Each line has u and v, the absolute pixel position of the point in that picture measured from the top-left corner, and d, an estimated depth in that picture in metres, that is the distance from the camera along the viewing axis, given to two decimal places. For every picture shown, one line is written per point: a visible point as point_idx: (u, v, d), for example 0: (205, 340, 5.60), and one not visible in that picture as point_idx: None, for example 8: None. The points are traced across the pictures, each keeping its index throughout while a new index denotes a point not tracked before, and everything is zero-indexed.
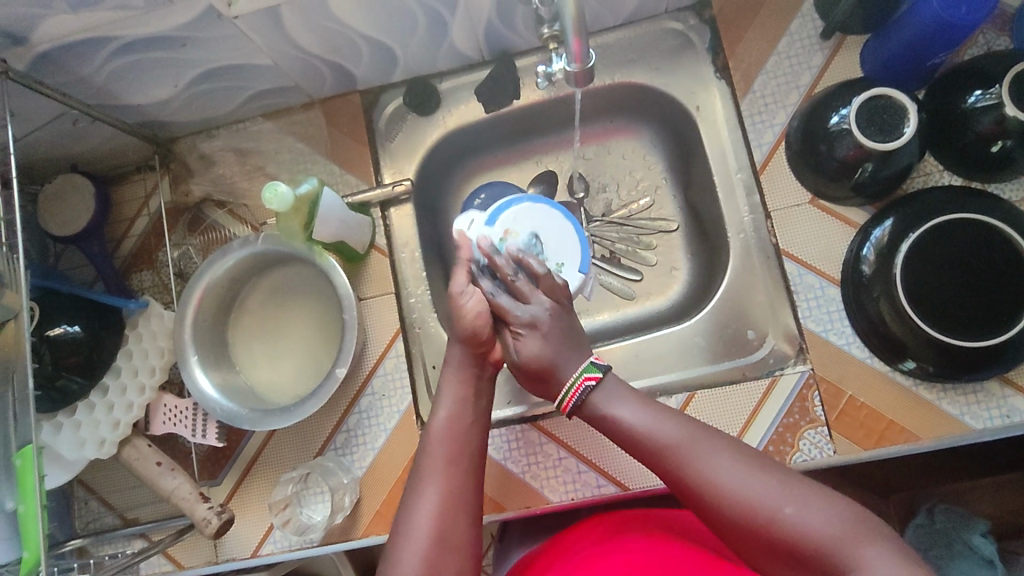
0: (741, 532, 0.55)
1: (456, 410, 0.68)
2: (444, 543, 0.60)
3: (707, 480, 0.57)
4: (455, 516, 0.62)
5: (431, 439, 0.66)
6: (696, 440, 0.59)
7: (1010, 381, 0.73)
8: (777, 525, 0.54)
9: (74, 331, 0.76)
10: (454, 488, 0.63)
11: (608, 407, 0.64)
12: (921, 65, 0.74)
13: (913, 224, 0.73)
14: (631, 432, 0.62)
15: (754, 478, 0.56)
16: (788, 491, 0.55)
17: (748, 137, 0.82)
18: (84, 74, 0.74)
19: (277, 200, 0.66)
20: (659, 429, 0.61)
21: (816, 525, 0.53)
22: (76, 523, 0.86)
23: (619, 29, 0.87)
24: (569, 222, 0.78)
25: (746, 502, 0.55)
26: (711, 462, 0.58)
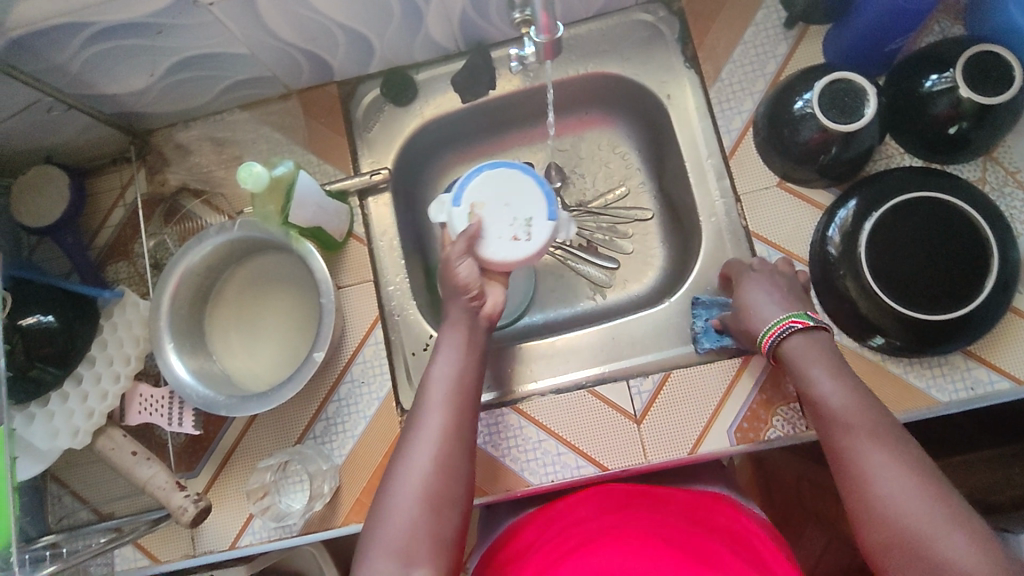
0: (848, 480, 0.61)
1: (455, 356, 0.72)
2: (446, 470, 0.65)
3: (845, 428, 0.62)
4: (450, 455, 0.65)
5: (434, 388, 0.70)
6: (863, 420, 0.62)
7: (973, 353, 0.75)
8: (874, 488, 0.58)
9: (47, 321, 0.75)
10: (454, 423, 0.67)
11: (806, 338, 0.69)
12: (881, 50, 0.77)
13: (877, 203, 0.75)
14: (815, 393, 0.66)
15: (903, 482, 0.57)
16: (906, 465, 0.58)
17: (717, 124, 0.85)
18: (58, 61, 0.73)
19: (252, 179, 0.65)
20: (834, 397, 0.64)
21: (909, 501, 0.56)
22: (49, 518, 0.85)
23: (591, 20, 0.89)
24: (525, 174, 0.74)
25: (863, 458, 0.60)
26: (852, 418, 0.62)
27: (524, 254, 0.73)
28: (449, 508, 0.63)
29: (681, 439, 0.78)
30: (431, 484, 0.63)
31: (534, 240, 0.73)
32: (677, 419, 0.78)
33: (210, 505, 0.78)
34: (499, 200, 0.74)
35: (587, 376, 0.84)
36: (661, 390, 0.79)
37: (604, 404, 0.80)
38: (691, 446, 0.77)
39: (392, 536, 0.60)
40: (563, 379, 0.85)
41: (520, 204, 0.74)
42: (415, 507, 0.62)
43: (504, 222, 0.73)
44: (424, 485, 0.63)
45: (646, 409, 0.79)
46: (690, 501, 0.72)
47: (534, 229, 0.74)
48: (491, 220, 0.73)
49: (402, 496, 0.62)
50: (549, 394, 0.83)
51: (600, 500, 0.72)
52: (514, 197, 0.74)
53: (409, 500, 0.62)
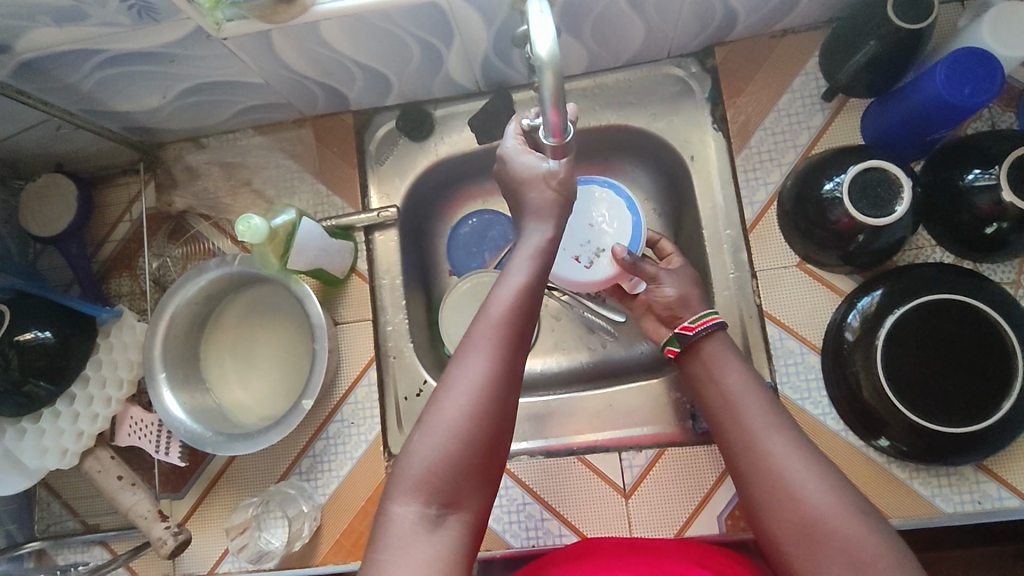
0: (788, 520, 0.55)
1: (528, 279, 0.59)
2: (489, 408, 0.54)
3: (777, 462, 0.57)
4: (504, 380, 0.55)
5: (496, 301, 0.57)
6: (769, 418, 0.60)
7: (984, 467, 0.72)
8: (825, 526, 0.53)
9: (44, 337, 0.74)
10: (508, 359, 0.55)
11: (718, 365, 0.66)
12: (921, 138, 0.71)
13: (901, 299, 0.71)
14: (722, 390, 0.64)
15: (812, 475, 0.56)
16: (852, 508, 0.53)
17: (740, 193, 0.81)
18: (70, 82, 0.72)
19: (251, 232, 0.66)
20: (742, 389, 0.63)
21: (864, 544, 0.51)
22: (36, 525, 0.86)
23: (619, 70, 0.86)
24: (630, 213, 0.78)
25: (808, 496, 0.55)
26: (788, 453, 0.57)
27: (579, 277, 0.77)
28: (490, 450, 0.54)
29: (667, 518, 0.76)
30: (476, 418, 0.53)
31: (593, 269, 0.77)
32: (666, 498, 0.77)
33: (189, 537, 0.80)
34: (586, 219, 0.79)
35: (579, 442, 0.82)
36: (652, 467, 0.78)
37: (593, 474, 0.79)
38: (679, 527, 0.76)
39: (422, 470, 0.52)
40: (554, 441, 0.83)
41: (601, 232, 0.78)
42: (457, 442, 0.53)
43: (578, 239, 0.78)
44: (468, 419, 0.53)
45: (636, 484, 0.78)
46: (683, 548, 0.66)
47: (598, 261, 0.78)
48: (571, 234, 0.79)
49: (441, 426, 0.53)
50: (538, 456, 0.81)
51: (589, 553, 0.66)
52: (601, 225, 0.79)
53: (449, 432, 0.53)
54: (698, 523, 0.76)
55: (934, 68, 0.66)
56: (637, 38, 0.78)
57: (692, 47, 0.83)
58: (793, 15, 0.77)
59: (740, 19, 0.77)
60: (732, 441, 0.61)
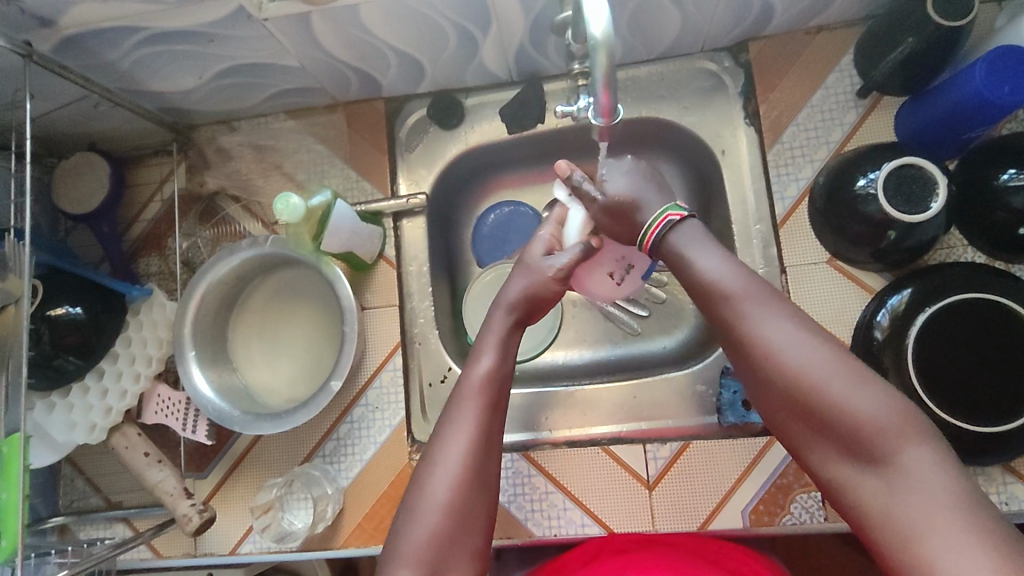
0: (784, 401, 0.52)
1: (495, 365, 0.64)
2: (474, 488, 0.56)
3: (765, 345, 0.53)
4: (482, 452, 0.58)
5: (468, 381, 0.62)
6: (753, 298, 0.55)
7: (1013, 468, 0.72)
8: (817, 395, 0.50)
9: (75, 313, 0.75)
10: (485, 435, 0.59)
11: (684, 249, 0.61)
12: (956, 138, 0.71)
13: (932, 297, 0.71)
14: (697, 276, 0.59)
15: (806, 348, 0.52)
16: (854, 379, 0.50)
17: (771, 188, 0.81)
18: (110, 59, 0.72)
19: (288, 211, 0.66)
20: (719, 272, 0.57)
21: (863, 413, 0.48)
22: (60, 501, 0.87)
23: (652, 63, 0.86)
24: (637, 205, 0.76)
25: (801, 372, 0.51)
26: (772, 328, 0.53)
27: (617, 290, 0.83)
28: (476, 516, 0.56)
29: (692, 511, 0.76)
30: (464, 484, 0.56)
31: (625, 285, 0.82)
32: (690, 491, 0.77)
33: (214, 515, 0.80)
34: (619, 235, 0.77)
35: (603, 433, 0.83)
36: (677, 459, 0.78)
37: (618, 465, 0.79)
38: (702, 520, 0.76)
39: (417, 540, 0.54)
40: (578, 432, 0.83)
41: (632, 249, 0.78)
42: (443, 512, 0.55)
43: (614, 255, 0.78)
44: (458, 483, 0.56)
45: (660, 476, 0.78)
46: (698, 544, 0.67)
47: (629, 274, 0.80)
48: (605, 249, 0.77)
49: (430, 504, 0.55)
50: (562, 446, 0.81)
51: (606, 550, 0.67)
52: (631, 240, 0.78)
53: (437, 507, 0.55)
54: (722, 517, 0.75)
55: (973, 66, 0.65)
56: (673, 30, 0.78)
57: (726, 42, 0.83)
58: (830, 11, 0.77)
59: (776, 14, 0.77)
60: (722, 325, 0.57)
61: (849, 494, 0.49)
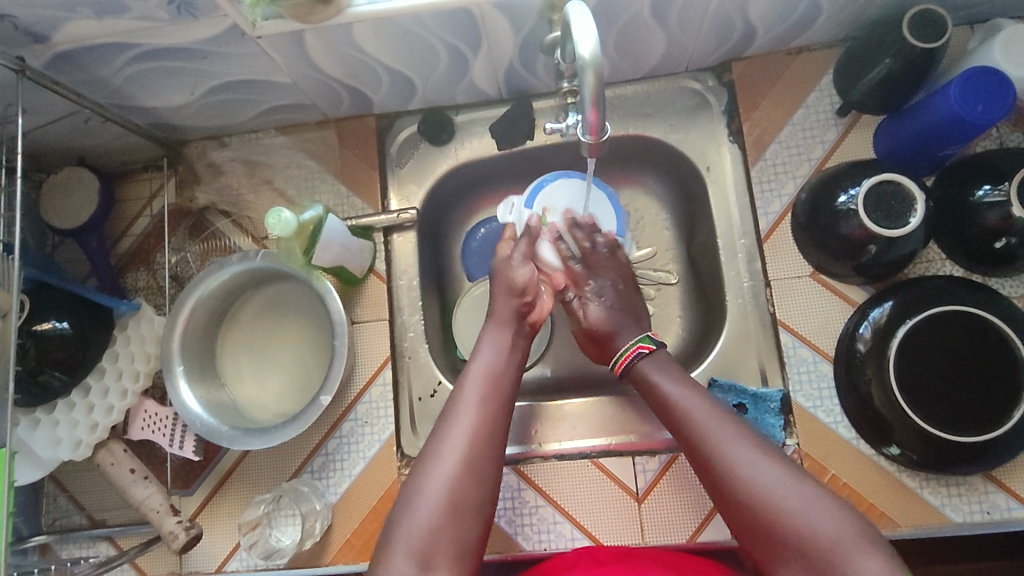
0: (749, 523, 0.56)
1: (493, 361, 0.70)
2: (473, 476, 0.61)
3: (727, 463, 0.58)
4: (484, 441, 0.63)
5: (472, 376, 0.69)
6: (714, 422, 0.62)
7: (993, 477, 0.73)
8: (776, 513, 0.55)
9: (62, 328, 0.74)
10: (485, 425, 0.64)
11: (654, 378, 0.68)
12: (932, 154, 0.74)
13: (911, 310, 0.73)
14: (666, 402, 0.66)
15: (765, 467, 0.57)
16: (807, 496, 0.55)
17: (755, 204, 0.83)
18: (101, 75, 0.73)
19: (280, 225, 0.67)
20: (685, 398, 0.65)
21: (814, 525, 0.53)
22: (42, 519, 0.85)
23: (639, 82, 0.88)
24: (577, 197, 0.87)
25: (760, 490, 0.56)
26: (729, 445, 0.59)
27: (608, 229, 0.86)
28: (476, 503, 0.60)
29: (680, 524, 0.77)
30: (463, 473, 0.61)
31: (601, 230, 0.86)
32: (678, 504, 0.77)
33: (201, 532, 0.79)
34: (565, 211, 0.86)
35: (593, 446, 0.82)
36: (666, 472, 0.78)
37: (606, 477, 0.79)
38: (691, 532, 0.76)
39: (417, 525, 0.58)
40: (566, 445, 0.83)
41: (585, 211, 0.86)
42: (443, 501, 0.59)
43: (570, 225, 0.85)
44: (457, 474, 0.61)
45: (649, 488, 0.78)
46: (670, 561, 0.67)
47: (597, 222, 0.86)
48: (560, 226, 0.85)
49: (431, 490, 0.60)
50: (552, 459, 0.81)
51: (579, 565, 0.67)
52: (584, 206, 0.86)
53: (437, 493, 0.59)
54: (710, 530, 0.76)
55: (947, 86, 0.68)
56: (658, 50, 0.80)
57: (710, 62, 0.85)
58: (809, 33, 0.80)
59: (758, 36, 0.79)
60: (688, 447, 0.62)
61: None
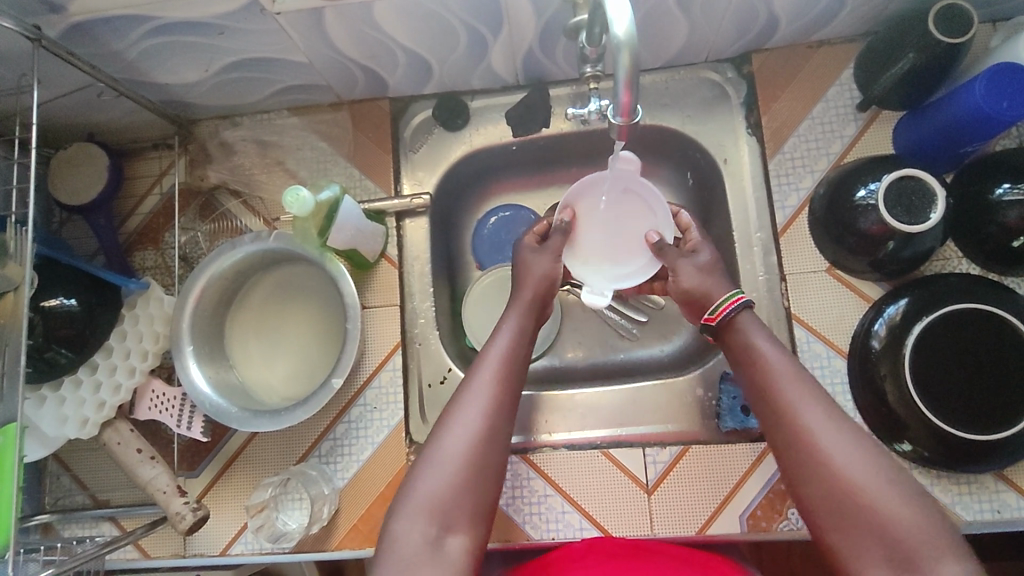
0: (828, 498, 0.54)
1: (515, 336, 0.67)
2: (488, 439, 0.59)
3: (817, 440, 0.55)
4: (499, 418, 0.60)
5: (493, 349, 0.65)
6: (808, 396, 0.58)
7: (1004, 476, 0.73)
8: (862, 499, 0.52)
9: (70, 304, 0.73)
10: (500, 403, 0.61)
11: (751, 336, 0.64)
12: (953, 151, 0.73)
13: (927, 308, 0.73)
14: (758, 364, 0.62)
15: (860, 454, 0.54)
16: (900, 490, 0.52)
17: (772, 197, 0.83)
18: (116, 49, 0.71)
19: (298, 204, 0.67)
20: (781, 366, 0.60)
21: (902, 522, 0.51)
22: (45, 498, 0.84)
23: (656, 71, 0.87)
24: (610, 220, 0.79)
25: (848, 472, 0.53)
26: (824, 426, 0.56)
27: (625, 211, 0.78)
28: (490, 470, 0.58)
29: (690, 515, 0.77)
30: (477, 446, 0.58)
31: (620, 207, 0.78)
32: (688, 496, 0.77)
33: (207, 515, 0.78)
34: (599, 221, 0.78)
35: (604, 437, 0.82)
36: (676, 464, 0.78)
37: (616, 468, 0.79)
38: (700, 525, 0.76)
39: (427, 496, 0.56)
40: (576, 435, 0.83)
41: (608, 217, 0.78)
42: (456, 466, 0.57)
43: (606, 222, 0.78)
44: (470, 447, 0.58)
45: (659, 480, 0.78)
46: (683, 556, 0.67)
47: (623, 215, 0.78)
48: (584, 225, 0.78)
49: (446, 459, 0.57)
50: (561, 449, 0.82)
51: (591, 554, 0.66)
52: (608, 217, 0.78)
53: (451, 462, 0.57)
54: (720, 523, 0.76)
55: (972, 82, 0.67)
56: (679, 39, 0.80)
57: (729, 53, 0.85)
58: (831, 26, 0.79)
59: (780, 27, 0.79)
60: (768, 415, 0.59)
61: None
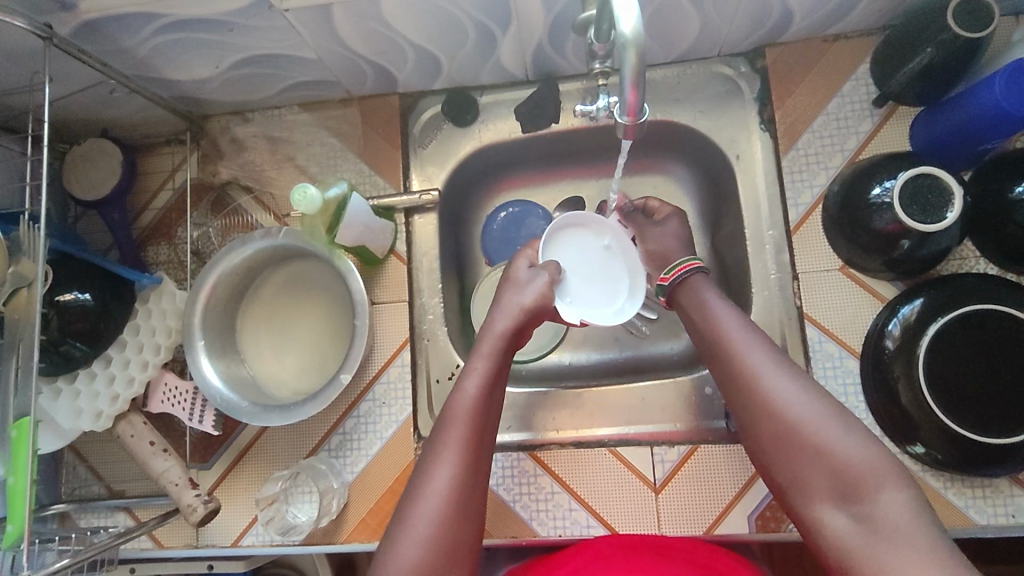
0: (775, 438, 0.59)
1: (482, 389, 0.65)
2: (458, 517, 0.59)
3: (762, 385, 0.60)
4: (466, 490, 0.60)
5: (458, 405, 0.64)
6: (754, 346, 0.63)
7: (1019, 480, 0.72)
8: (803, 436, 0.58)
9: (84, 299, 0.74)
10: (466, 474, 0.61)
11: (700, 293, 0.69)
12: (972, 148, 0.71)
13: (943, 308, 0.71)
14: (707, 320, 0.67)
15: (802, 395, 0.59)
16: (840, 424, 0.57)
17: (785, 194, 0.81)
18: (127, 46, 0.72)
19: (305, 202, 0.67)
20: (726, 320, 0.65)
21: (843, 452, 0.56)
22: (62, 488, 0.86)
23: (667, 66, 0.86)
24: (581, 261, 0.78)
25: (792, 411, 0.59)
26: (769, 369, 0.61)
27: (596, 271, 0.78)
28: (461, 531, 0.59)
29: (699, 515, 0.76)
30: (447, 520, 0.59)
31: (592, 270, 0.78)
32: (695, 495, 0.77)
33: (218, 506, 0.80)
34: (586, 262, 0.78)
35: (612, 436, 0.82)
36: (685, 463, 0.78)
37: (624, 467, 0.79)
38: (709, 525, 0.76)
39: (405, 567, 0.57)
40: (585, 433, 0.83)
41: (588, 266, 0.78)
42: (427, 541, 0.58)
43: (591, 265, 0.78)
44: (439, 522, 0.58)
45: (667, 479, 0.78)
46: (692, 552, 0.66)
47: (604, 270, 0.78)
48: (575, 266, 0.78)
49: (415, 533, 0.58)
50: (569, 446, 0.81)
51: (596, 552, 0.66)
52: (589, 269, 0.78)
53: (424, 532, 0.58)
54: (728, 522, 0.75)
55: (993, 78, 0.65)
56: (691, 33, 0.79)
57: (743, 47, 0.83)
58: (848, 19, 0.78)
59: (794, 21, 0.77)
60: (718, 366, 0.65)
61: (829, 536, 0.55)
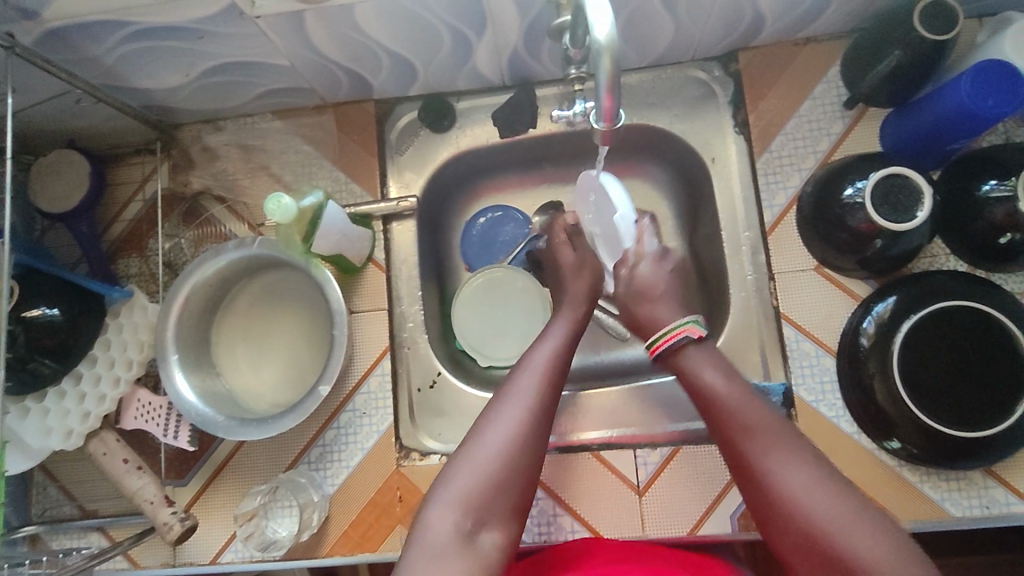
0: (793, 537, 0.54)
1: (561, 346, 0.69)
2: (521, 452, 0.59)
3: (773, 481, 0.56)
4: (534, 435, 0.61)
5: (536, 358, 0.67)
6: (764, 435, 0.59)
7: (993, 472, 0.74)
8: (822, 535, 0.52)
9: (52, 314, 0.71)
10: (541, 414, 0.62)
11: (698, 370, 0.67)
12: (940, 148, 0.73)
13: (916, 305, 0.72)
14: (711, 403, 0.64)
15: (816, 489, 0.55)
16: (856, 518, 0.52)
17: (760, 196, 0.82)
18: (92, 54, 0.70)
19: (280, 211, 0.66)
20: (732, 401, 0.63)
21: (863, 554, 0.50)
22: (32, 509, 0.83)
23: (642, 70, 0.87)
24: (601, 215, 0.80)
25: (805, 507, 0.54)
26: (778, 462, 0.57)
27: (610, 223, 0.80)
28: (524, 469, 0.59)
29: (682, 516, 0.76)
30: (513, 450, 0.59)
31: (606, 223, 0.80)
32: (679, 497, 0.77)
33: (196, 524, 0.78)
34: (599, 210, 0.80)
35: (594, 439, 0.82)
36: (667, 465, 0.78)
37: (607, 470, 0.79)
38: (692, 526, 0.76)
39: (462, 489, 0.57)
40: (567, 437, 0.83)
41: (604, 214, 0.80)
42: (495, 467, 0.58)
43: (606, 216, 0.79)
44: (507, 450, 0.59)
45: (650, 481, 0.78)
46: (669, 554, 0.67)
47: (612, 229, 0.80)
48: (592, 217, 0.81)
49: (480, 460, 0.58)
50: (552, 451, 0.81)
51: (579, 556, 0.66)
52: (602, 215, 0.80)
53: (490, 461, 0.58)
54: (712, 523, 0.76)
55: (959, 78, 0.67)
56: (665, 37, 0.79)
57: (716, 51, 0.84)
58: (817, 23, 0.79)
59: (766, 25, 0.78)
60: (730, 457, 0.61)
61: None
